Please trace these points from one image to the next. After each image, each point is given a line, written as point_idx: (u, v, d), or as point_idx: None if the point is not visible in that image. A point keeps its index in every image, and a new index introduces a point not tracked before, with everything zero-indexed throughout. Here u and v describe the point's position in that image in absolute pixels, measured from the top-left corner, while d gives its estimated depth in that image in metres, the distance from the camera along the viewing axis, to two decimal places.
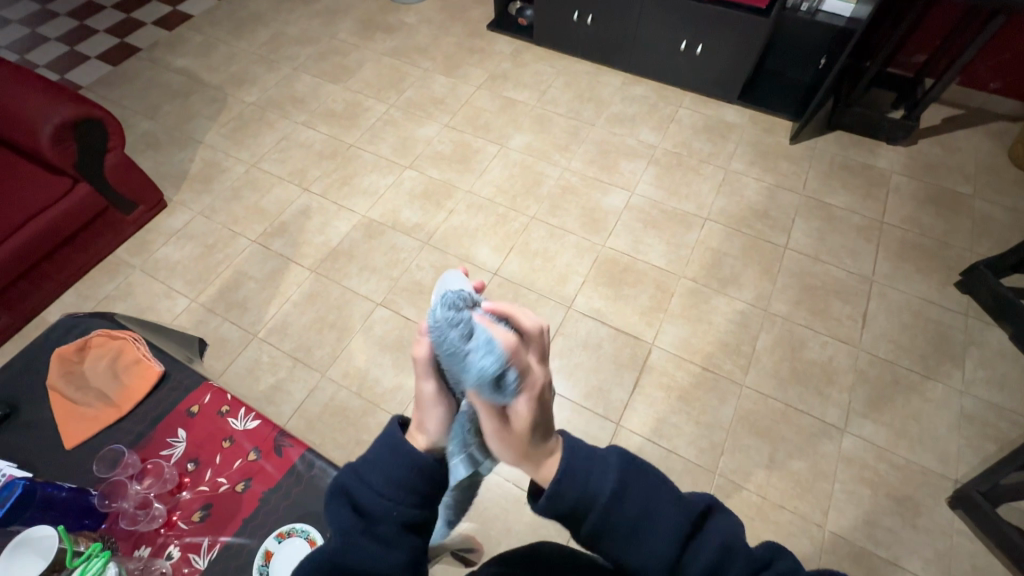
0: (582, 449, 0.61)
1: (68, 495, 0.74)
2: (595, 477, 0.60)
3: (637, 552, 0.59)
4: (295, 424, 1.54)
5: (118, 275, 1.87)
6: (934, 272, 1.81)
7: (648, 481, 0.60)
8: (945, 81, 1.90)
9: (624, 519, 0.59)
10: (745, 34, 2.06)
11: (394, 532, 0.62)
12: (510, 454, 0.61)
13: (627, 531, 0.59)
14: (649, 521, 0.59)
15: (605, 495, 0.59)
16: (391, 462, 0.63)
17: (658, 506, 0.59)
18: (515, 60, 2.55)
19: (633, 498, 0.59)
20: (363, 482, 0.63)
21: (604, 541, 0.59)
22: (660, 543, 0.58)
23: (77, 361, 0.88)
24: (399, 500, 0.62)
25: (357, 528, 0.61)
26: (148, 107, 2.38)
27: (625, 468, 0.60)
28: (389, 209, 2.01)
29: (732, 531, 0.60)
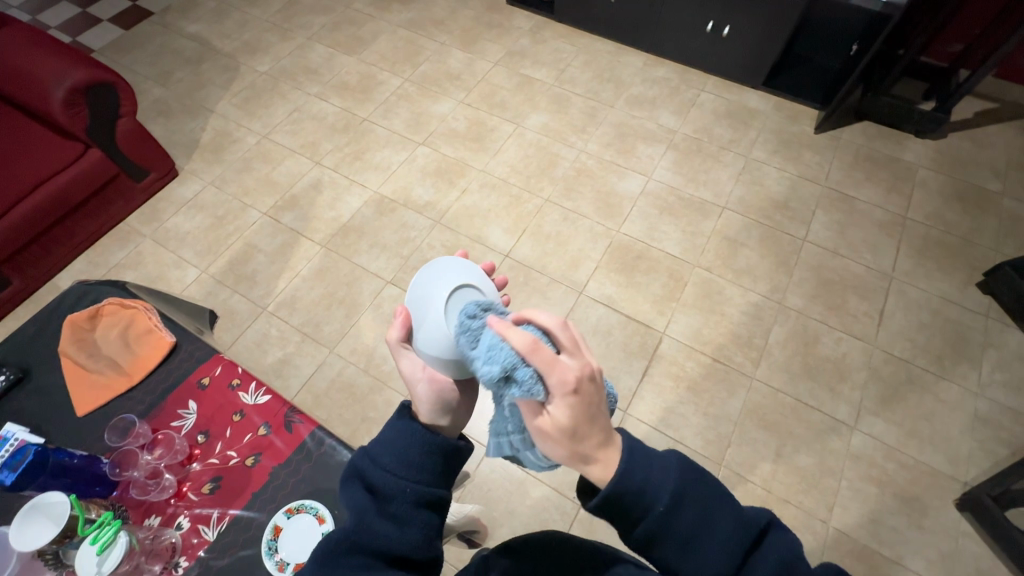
0: (641, 453, 0.58)
1: (80, 463, 0.73)
2: (653, 485, 0.57)
3: (691, 561, 0.57)
4: (302, 398, 1.55)
5: (129, 243, 1.86)
6: (955, 270, 1.77)
7: (708, 492, 0.58)
8: (981, 73, 1.82)
9: (681, 529, 0.57)
10: (776, 16, 1.98)
11: (408, 509, 0.62)
12: (559, 453, 0.56)
13: (683, 541, 0.57)
14: (707, 533, 0.57)
15: (662, 504, 0.56)
16: (401, 441, 0.64)
17: (717, 519, 0.57)
18: (534, 36, 2.48)
19: (691, 507, 0.57)
20: (375, 462, 0.64)
21: (657, 547, 0.58)
22: (716, 557, 0.56)
23: (88, 329, 0.87)
24: (410, 477, 0.63)
25: (371, 508, 0.61)
26: (160, 74, 2.35)
27: (685, 477, 0.58)
28: (401, 186, 1.99)
29: (789, 549, 0.58)
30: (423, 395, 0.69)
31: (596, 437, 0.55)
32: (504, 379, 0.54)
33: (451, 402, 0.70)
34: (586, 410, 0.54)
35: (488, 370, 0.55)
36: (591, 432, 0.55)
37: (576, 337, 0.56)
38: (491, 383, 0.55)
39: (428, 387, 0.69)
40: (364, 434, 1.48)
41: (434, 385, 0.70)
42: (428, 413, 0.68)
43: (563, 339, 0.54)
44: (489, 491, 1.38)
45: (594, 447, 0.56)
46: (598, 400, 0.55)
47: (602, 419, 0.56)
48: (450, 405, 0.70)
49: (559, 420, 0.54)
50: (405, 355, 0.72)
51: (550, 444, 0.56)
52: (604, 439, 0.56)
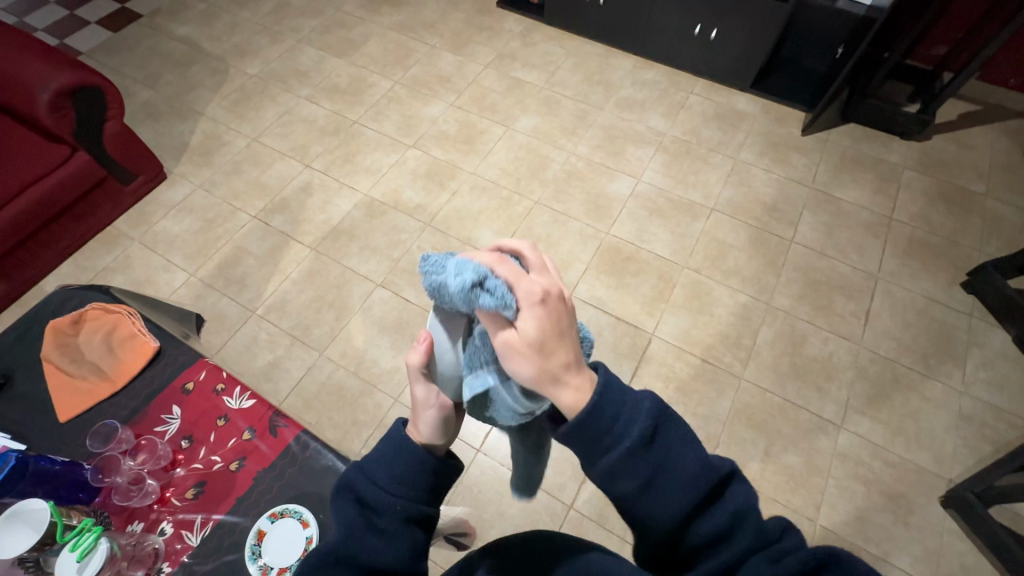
0: (616, 385, 0.57)
1: (62, 468, 0.73)
2: (622, 417, 0.56)
3: (651, 502, 0.56)
4: (292, 402, 1.54)
5: (117, 247, 1.85)
6: (940, 270, 1.79)
7: (676, 436, 0.58)
8: (964, 77, 1.85)
9: (646, 466, 0.56)
10: (763, 19, 2.00)
11: (397, 524, 0.63)
12: (527, 370, 0.54)
13: (645, 481, 0.56)
14: (669, 473, 0.56)
15: (631, 438, 0.55)
16: (391, 455, 0.65)
17: (681, 461, 0.57)
18: (525, 39, 2.49)
19: (657, 447, 0.56)
20: (366, 477, 0.64)
21: (620, 483, 0.56)
22: (675, 498, 0.56)
23: (71, 334, 0.87)
24: (399, 493, 0.64)
25: (361, 521, 0.61)
26: (149, 76, 2.34)
27: (656, 419, 0.57)
28: (391, 189, 1.99)
29: (749, 501, 0.58)
30: (431, 421, 0.66)
31: (562, 353, 0.55)
32: (473, 288, 0.53)
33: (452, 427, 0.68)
34: (551, 322, 0.55)
35: (458, 281, 0.54)
36: (557, 346, 0.55)
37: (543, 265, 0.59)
38: (461, 296, 0.54)
39: (437, 415, 0.66)
40: (354, 437, 1.48)
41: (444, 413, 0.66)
42: (428, 434, 0.66)
43: (529, 261, 0.58)
44: (479, 493, 1.38)
45: (564, 364, 0.55)
46: (564, 315, 0.56)
47: (570, 336, 0.56)
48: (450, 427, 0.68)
49: (528, 327, 0.54)
50: (421, 380, 0.66)
51: (517, 360, 0.54)
52: (572, 361, 0.56)
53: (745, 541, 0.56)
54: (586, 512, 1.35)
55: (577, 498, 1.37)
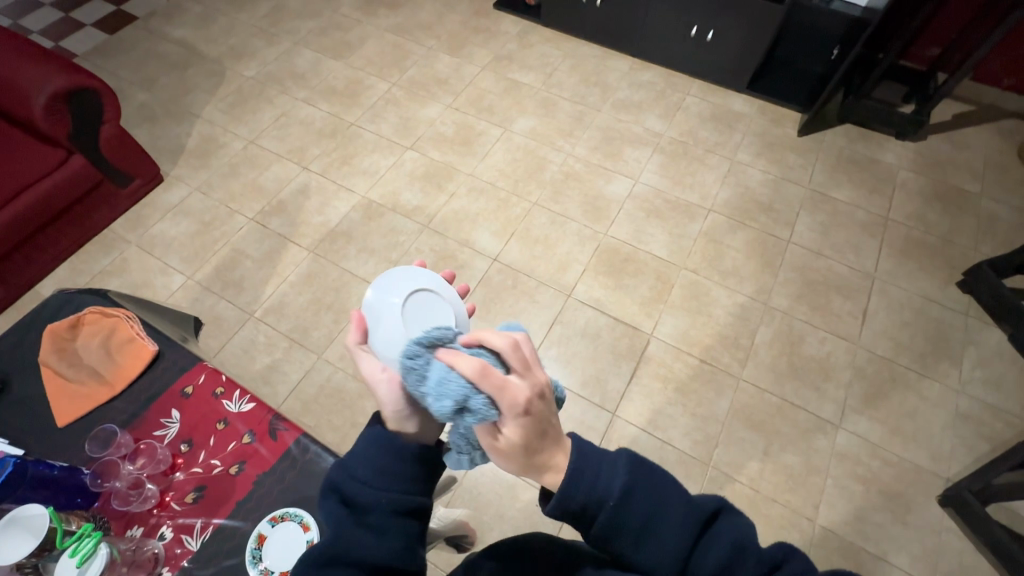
0: (590, 450, 0.59)
1: (60, 474, 0.72)
2: (602, 479, 0.58)
3: (647, 552, 0.58)
4: (290, 405, 1.54)
5: (113, 250, 1.84)
6: (936, 269, 1.80)
7: (658, 484, 0.59)
8: (958, 78, 1.86)
9: (634, 519, 0.58)
10: (759, 20, 2.00)
11: (385, 518, 0.62)
12: (511, 467, 0.59)
13: (636, 532, 0.58)
14: (657, 521, 0.58)
15: (613, 497, 0.57)
16: (372, 450, 0.64)
17: (666, 506, 0.59)
18: (521, 41, 2.49)
19: (642, 497, 0.58)
20: (351, 475, 0.63)
21: (614, 540, 0.59)
22: (668, 544, 0.58)
23: (69, 338, 0.86)
24: (384, 486, 0.63)
25: (348, 519, 0.61)
26: (145, 79, 2.33)
27: (634, 472, 0.59)
28: (389, 191, 1.98)
29: (741, 529, 0.59)
30: (386, 394, 0.64)
31: (548, 446, 0.59)
32: (456, 411, 0.56)
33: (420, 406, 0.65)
34: (537, 422, 0.57)
35: (440, 404, 0.56)
36: (542, 441, 0.58)
37: (526, 356, 0.58)
38: (445, 417, 0.56)
39: (390, 388, 0.64)
40: (353, 440, 1.48)
41: (397, 389, 0.64)
42: (394, 418, 0.65)
43: (511, 363, 0.56)
44: (479, 495, 1.38)
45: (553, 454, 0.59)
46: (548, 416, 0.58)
47: (553, 427, 0.59)
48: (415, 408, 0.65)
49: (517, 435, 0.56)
50: (365, 357, 0.67)
51: (504, 459, 0.59)
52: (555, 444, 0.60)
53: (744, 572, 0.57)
54: None
55: None
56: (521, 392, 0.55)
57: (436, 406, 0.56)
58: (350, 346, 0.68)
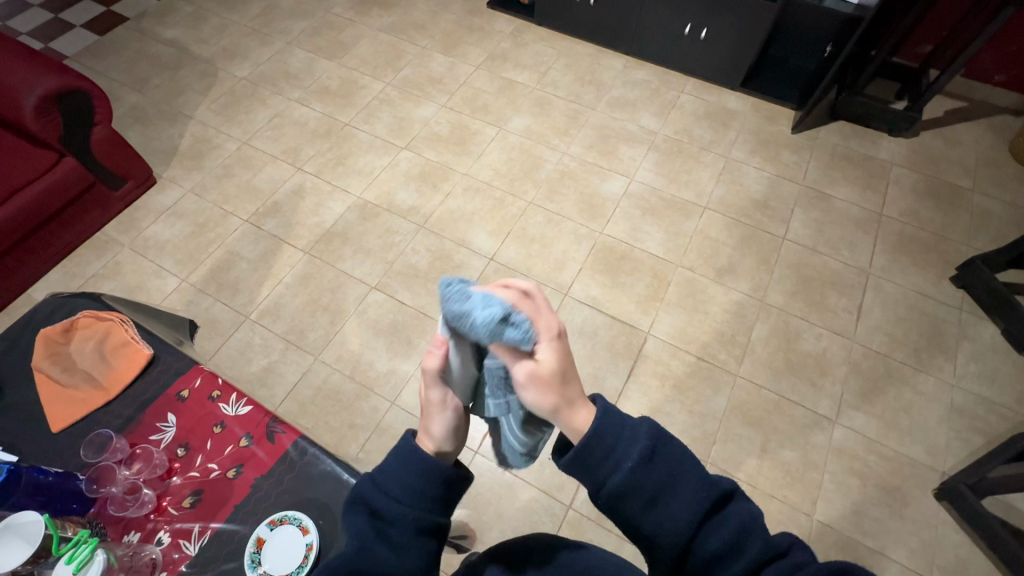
0: (615, 413, 0.60)
1: (55, 480, 0.72)
2: (622, 443, 0.59)
3: (656, 520, 0.58)
4: (287, 407, 1.53)
5: (106, 253, 1.83)
6: (930, 265, 1.81)
7: (675, 456, 0.59)
8: (950, 74, 1.87)
9: (649, 483, 0.58)
10: (753, 17, 2.01)
11: (408, 536, 0.62)
12: (548, 402, 0.59)
13: (646, 499, 0.58)
14: (670, 492, 0.58)
15: (630, 461, 0.58)
16: (401, 466, 0.64)
17: (681, 478, 0.59)
18: (515, 39, 2.49)
19: (658, 467, 0.58)
20: (378, 488, 0.63)
21: (623, 505, 0.58)
22: (677, 515, 0.57)
23: (63, 343, 0.86)
24: (410, 502, 0.63)
25: (372, 534, 0.61)
26: (136, 80, 2.31)
27: (654, 442, 0.59)
28: (385, 191, 1.98)
29: (752, 516, 0.59)
30: (445, 422, 0.65)
31: (576, 383, 0.60)
32: (502, 322, 0.53)
33: (462, 431, 0.67)
34: (567, 355, 0.59)
35: (485, 314, 0.53)
36: (571, 377, 0.60)
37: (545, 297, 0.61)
38: (489, 330, 0.53)
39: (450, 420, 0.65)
40: (351, 442, 1.47)
41: (455, 418, 0.65)
42: (439, 438, 0.65)
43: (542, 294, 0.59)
44: (478, 494, 1.38)
45: (580, 392, 0.61)
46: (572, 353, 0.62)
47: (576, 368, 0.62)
48: (459, 432, 0.67)
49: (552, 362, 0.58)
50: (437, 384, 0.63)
51: (538, 394, 0.59)
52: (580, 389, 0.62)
53: (749, 555, 0.57)
54: (585, 512, 1.36)
55: (576, 498, 1.37)
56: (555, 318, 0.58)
57: (482, 318, 0.52)
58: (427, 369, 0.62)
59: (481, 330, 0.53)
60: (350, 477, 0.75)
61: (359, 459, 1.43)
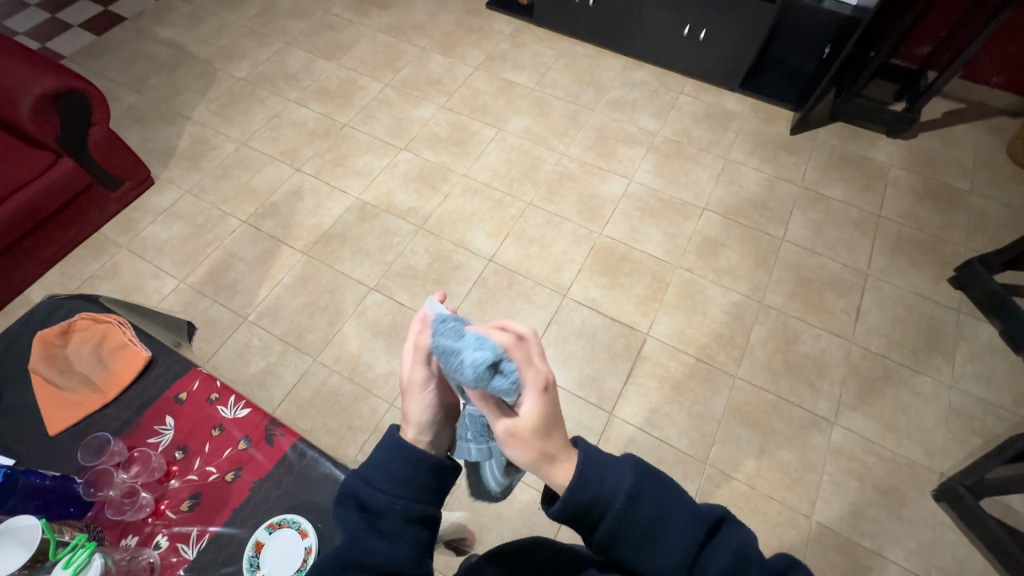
0: (599, 453, 0.60)
1: (52, 484, 0.72)
2: (609, 483, 0.59)
3: (651, 557, 0.59)
4: (286, 409, 1.53)
5: (104, 254, 1.82)
6: (928, 266, 1.81)
7: (662, 490, 0.60)
8: (948, 76, 1.88)
9: (641, 522, 0.58)
10: (752, 19, 2.01)
11: (399, 525, 0.62)
12: (526, 456, 0.59)
13: (640, 537, 0.58)
14: (663, 527, 0.58)
15: (619, 501, 0.58)
16: (386, 458, 0.64)
17: (671, 513, 0.59)
18: (515, 40, 2.49)
19: (647, 504, 0.59)
20: (368, 483, 0.63)
21: (618, 544, 0.59)
22: (672, 550, 0.58)
23: (60, 345, 0.85)
24: (398, 493, 0.63)
25: (363, 526, 0.60)
26: (134, 80, 2.30)
27: (641, 479, 0.59)
28: (384, 192, 1.97)
29: (746, 540, 0.60)
30: (423, 404, 0.64)
31: (559, 435, 0.60)
32: (492, 368, 0.55)
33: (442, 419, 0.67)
34: (552, 409, 0.60)
35: (476, 358, 0.55)
36: (555, 430, 0.60)
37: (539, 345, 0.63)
38: (478, 375, 0.54)
39: (427, 401, 0.64)
40: (349, 443, 1.47)
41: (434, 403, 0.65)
42: (420, 424, 0.65)
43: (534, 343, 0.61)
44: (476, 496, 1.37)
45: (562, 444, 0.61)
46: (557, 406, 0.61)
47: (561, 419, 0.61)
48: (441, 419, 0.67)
49: (537, 413, 0.58)
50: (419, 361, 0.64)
51: (516, 448, 0.59)
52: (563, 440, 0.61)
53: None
54: None
55: None
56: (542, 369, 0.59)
57: (472, 359, 0.54)
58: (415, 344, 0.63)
59: (467, 377, 0.55)
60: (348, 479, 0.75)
61: (357, 461, 1.43)
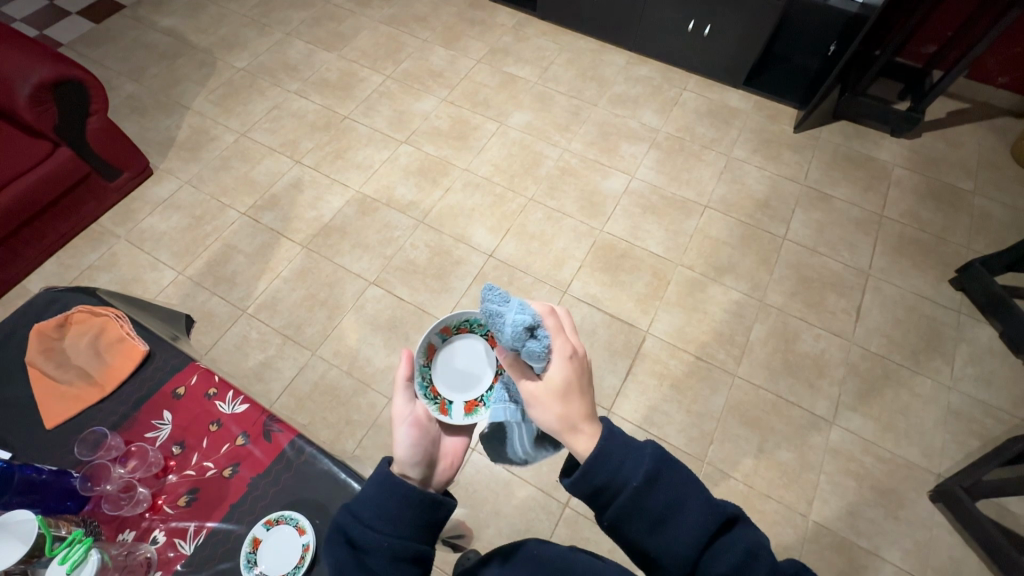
0: (622, 434, 0.60)
1: (48, 478, 0.71)
2: (628, 463, 0.59)
3: (660, 541, 0.58)
4: (284, 402, 1.52)
5: (102, 245, 1.81)
6: (929, 267, 1.81)
7: (680, 480, 0.59)
8: (953, 76, 1.86)
9: (653, 506, 0.58)
10: (757, 16, 1.99)
11: (386, 564, 0.61)
12: (551, 417, 0.65)
13: (650, 521, 0.58)
14: (676, 514, 0.58)
15: (635, 481, 0.58)
16: (376, 492, 0.63)
17: (687, 502, 0.58)
18: (517, 34, 2.47)
19: (663, 489, 0.58)
20: (356, 518, 0.62)
21: (627, 525, 0.59)
22: (683, 537, 0.58)
23: (57, 338, 0.85)
24: (387, 530, 0.62)
25: (350, 564, 0.59)
26: (132, 69, 2.28)
27: (659, 466, 0.59)
28: (384, 185, 1.96)
29: (758, 543, 0.58)
30: (405, 437, 0.68)
31: (578, 405, 0.65)
32: (529, 331, 0.62)
33: (427, 455, 0.68)
34: (575, 381, 0.65)
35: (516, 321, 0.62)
36: (578, 402, 0.65)
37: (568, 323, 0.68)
38: (515, 338, 0.62)
39: (410, 433, 0.69)
40: (348, 438, 1.47)
41: (417, 435, 0.69)
42: (403, 458, 0.67)
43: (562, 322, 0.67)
44: (474, 492, 1.37)
45: (584, 416, 0.64)
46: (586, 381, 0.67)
47: (587, 392, 0.66)
48: (425, 456, 0.68)
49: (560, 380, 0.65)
50: (401, 396, 0.71)
51: (542, 407, 0.65)
52: (589, 414, 0.65)
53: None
54: (582, 510, 1.36)
55: (572, 496, 1.37)
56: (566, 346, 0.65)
57: (512, 322, 0.62)
58: (398, 378, 0.72)
59: (505, 335, 0.63)
60: (349, 478, 0.74)
61: (355, 456, 1.43)
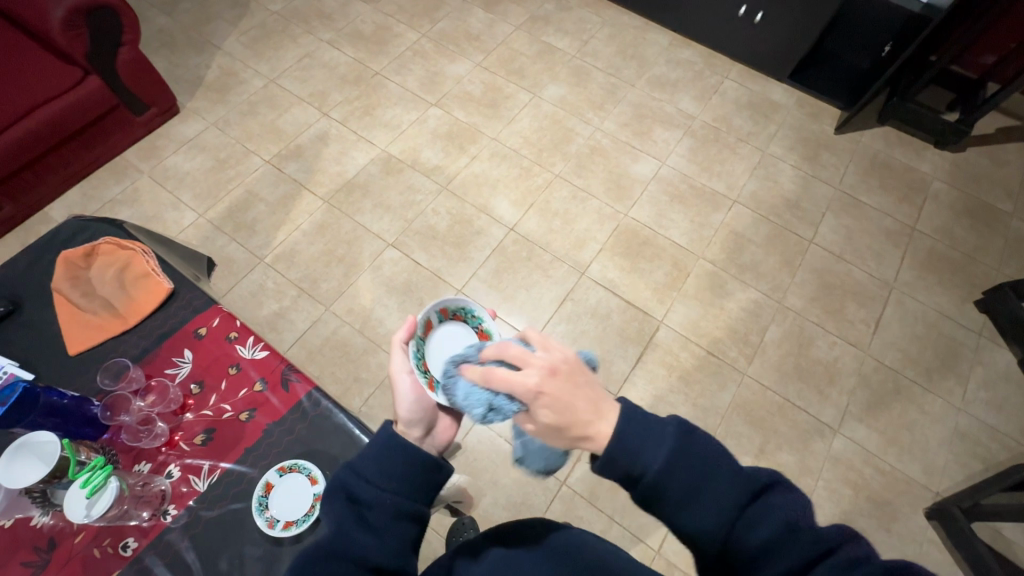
0: (640, 416, 0.56)
1: (69, 404, 0.72)
2: (647, 446, 0.55)
3: (690, 520, 0.54)
4: (295, 353, 1.54)
5: (125, 179, 1.81)
6: (956, 286, 1.77)
7: (705, 455, 0.55)
8: (1009, 91, 1.79)
9: (678, 487, 0.54)
10: (811, 9, 1.90)
11: (388, 520, 0.63)
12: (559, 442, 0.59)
13: (677, 501, 0.55)
14: (702, 492, 0.54)
15: (654, 466, 0.54)
16: (382, 450, 0.64)
17: (713, 477, 0.55)
18: (560, 3, 2.38)
19: (688, 466, 0.55)
20: (357, 474, 0.63)
21: (656, 507, 0.56)
22: (711, 513, 0.54)
23: (83, 267, 0.85)
24: (388, 487, 0.63)
25: (351, 517, 0.61)
26: (165, 3, 2.24)
27: (681, 440, 0.55)
28: (410, 146, 1.93)
29: (796, 508, 0.54)
30: (405, 395, 0.70)
31: (582, 415, 0.56)
32: (488, 408, 0.61)
33: (426, 415, 0.71)
34: (561, 399, 0.56)
35: (475, 407, 0.62)
36: (576, 411, 0.56)
37: (518, 351, 0.58)
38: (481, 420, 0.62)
39: (412, 389, 0.71)
40: (355, 395, 1.49)
41: (417, 399, 0.70)
42: (405, 419, 0.70)
43: (512, 358, 0.58)
44: (474, 461, 1.39)
45: (592, 412, 0.56)
46: (575, 379, 0.57)
47: (585, 392, 0.57)
48: (424, 418, 0.71)
49: (543, 413, 0.57)
50: (400, 352, 0.72)
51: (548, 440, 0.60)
52: (595, 409, 0.56)
53: (794, 554, 0.52)
54: (577, 489, 1.38)
55: (569, 475, 1.38)
56: (528, 378, 0.56)
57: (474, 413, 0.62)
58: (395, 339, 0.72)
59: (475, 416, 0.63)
60: (361, 434, 0.74)
61: (361, 413, 1.45)
